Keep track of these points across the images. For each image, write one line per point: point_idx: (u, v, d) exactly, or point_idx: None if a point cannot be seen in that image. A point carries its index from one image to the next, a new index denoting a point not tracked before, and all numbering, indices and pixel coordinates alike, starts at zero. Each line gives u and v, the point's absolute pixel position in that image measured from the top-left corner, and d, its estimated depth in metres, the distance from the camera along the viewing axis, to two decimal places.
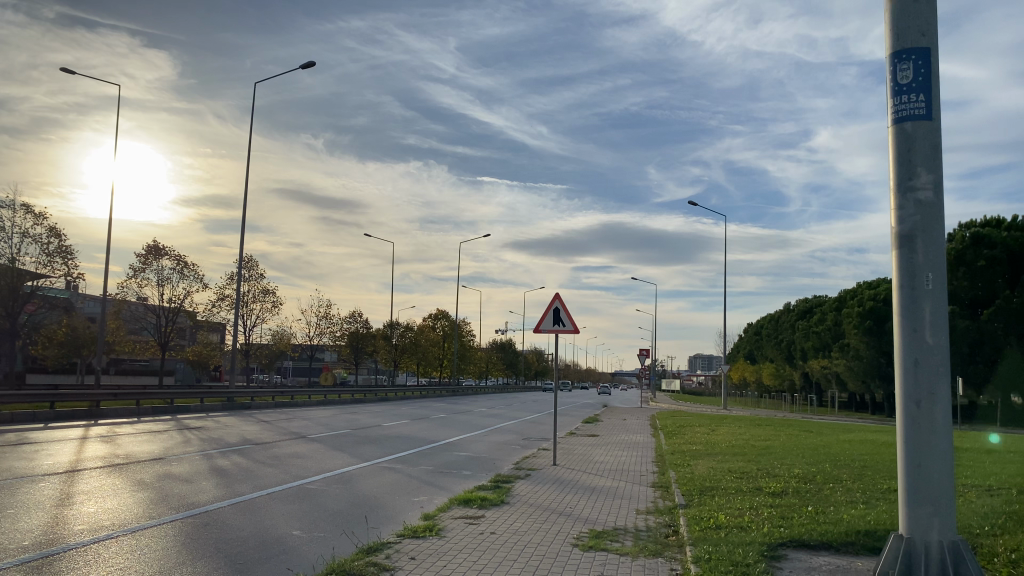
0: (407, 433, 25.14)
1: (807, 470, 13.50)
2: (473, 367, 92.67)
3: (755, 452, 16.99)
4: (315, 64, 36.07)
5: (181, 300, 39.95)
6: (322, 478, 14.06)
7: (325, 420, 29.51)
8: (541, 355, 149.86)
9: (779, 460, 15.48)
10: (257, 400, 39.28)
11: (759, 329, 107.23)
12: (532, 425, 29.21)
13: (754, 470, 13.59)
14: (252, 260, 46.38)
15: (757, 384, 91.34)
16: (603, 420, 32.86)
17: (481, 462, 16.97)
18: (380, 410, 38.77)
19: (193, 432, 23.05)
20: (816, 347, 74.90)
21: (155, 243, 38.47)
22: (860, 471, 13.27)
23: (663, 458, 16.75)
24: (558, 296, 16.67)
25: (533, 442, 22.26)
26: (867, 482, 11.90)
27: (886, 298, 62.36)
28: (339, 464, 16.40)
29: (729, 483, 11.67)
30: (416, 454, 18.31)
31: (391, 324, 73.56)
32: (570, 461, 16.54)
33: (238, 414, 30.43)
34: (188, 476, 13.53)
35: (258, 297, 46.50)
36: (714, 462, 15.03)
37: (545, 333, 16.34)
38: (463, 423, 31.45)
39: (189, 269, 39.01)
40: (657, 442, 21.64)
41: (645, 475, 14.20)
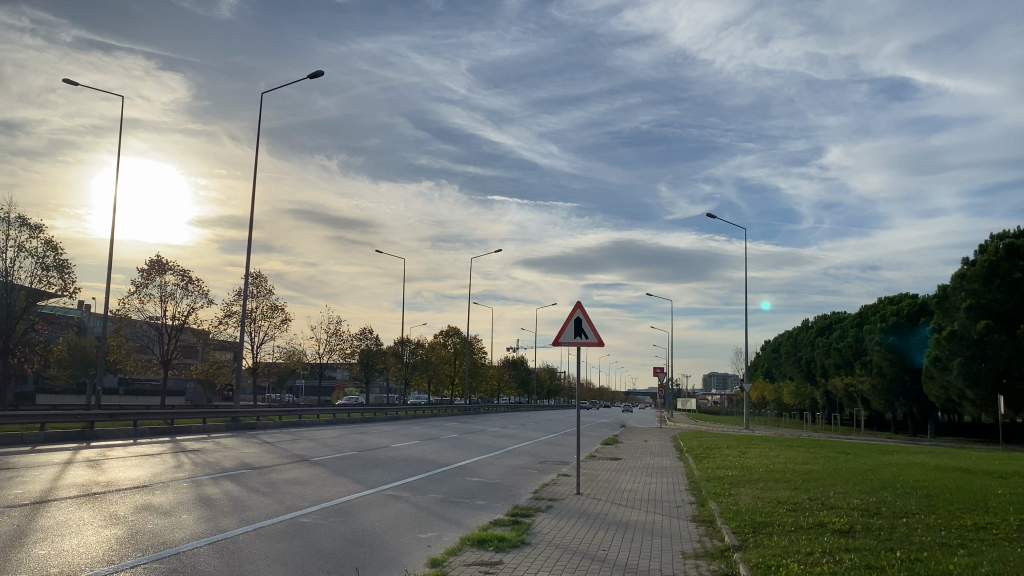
0: (418, 455, 23.61)
1: (866, 501, 12.04)
2: (486, 385, 91.08)
3: (800, 478, 15.48)
4: (322, 73, 34.85)
5: (185, 317, 38.54)
6: (319, 509, 12.56)
7: (332, 440, 28.03)
8: (553, 373, 147.97)
9: (829, 487, 13.93)
10: (263, 419, 37.80)
11: (777, 347, 105.37)
12: (549, 447, 27.69)
13: (808, 500, 12.11)
14: (260, 276, 45.07)
15: (774, 402, 89.19)
16: (623, 441, 31.32)
17: (495, 490, 15.45)
18: (390, 430, 37.21)
19: (188, 455, 21.56)
20: (837, 365, 72.85)
21: (158, 258, 37.23)
22: (931, 501, 11.79)
23: (698, 485, 15.16)
24: (580, 305, 15.20)
25: (550, 465, 20.67)
26: (945, 515, 10.40)
27: (909, 313, 60.52)
28: (339, 492, 14.81)
29: (786, 520, 10.20)
30: (425, 480, 16.76)
31: (402, 341, 72.25)
32: (595, 488, 14.98)
33: (242, 435, 28.99)
34: (169, 509, 11.97)
35: (266, 314, 45.11)
36: (756, 491, 13.55)
37: (566, 346, 14.81)
38: (475, 443, 29.83)
39: (194, 285, 37.68)
40: (686, 466, 20.03)
41: (681, 507, 12.67)
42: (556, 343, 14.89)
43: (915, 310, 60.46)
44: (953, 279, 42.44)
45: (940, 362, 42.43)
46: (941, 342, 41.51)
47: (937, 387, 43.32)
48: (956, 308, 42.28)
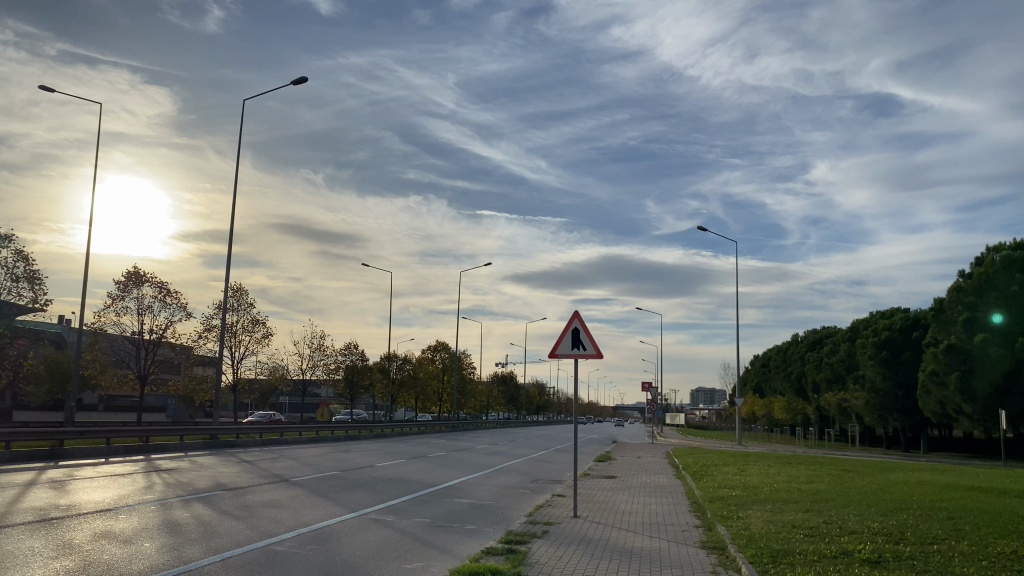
0: (403, 474, 22.60)
1: (887, 524, 11.20)
2: (474, 401, 89.84)
3: (809, 499, 14.62)
4: (307, 80, 34.00)
5: (163, 331, 37.39)
6: (296, 537, 11.53)
7: (315, 459, 26.98)
8: (541, 388, 146.68)
9: (844, 509, 13.04)
10: (244, 437, 36.62)
11: (767, 362, 104.97)
12: (541, 465, 26.69)
13: (825, 525, 11.26)
14: (241, 289, 43.99)
15: (764, 417, 88.55)
16: (616, 458, 30.38)
17: (486, 513, 14.47)
18: (374, 448, 36.13)
19: (160, 476, 20.42)
20: (829, 380, 72.26)
21: (135, 270, 36.12)
22: (956, 524, 10.98)
23: (702, 507, 14.22)
24: (578, 315, 14.33)
25: (542, 485, 19.71)
26: (977, 540, 9.60)
27: (901, 327, 60.01)
28: (319, 516, 13.78)
29: (805, 547, 9.36)
30: (412, 502, 15.78)
31: (389, 356, 71.10)
32: (594, 510, 14.04)
33: (221, 454, 27.84)
34: (130, 537, 10.93)
35: (248, 328, 43.95)
36: (767, 513, 12.64)
37: (563, 359, 13.95)
38: (463, 462, 28.76)
39: (173, 297, 36.55)
40: (685, 485, 19.14)
41: (686, 532, 11.75)
42: (552, 356, 14.03)
43: (907, 324, 60.03)
44: (949, 292, 41.95)
45: (936, 376, 41.81)
46: (937, 357, 40.93)
47: (933, 403, 42.72)
48: (951, 321, 41.76)
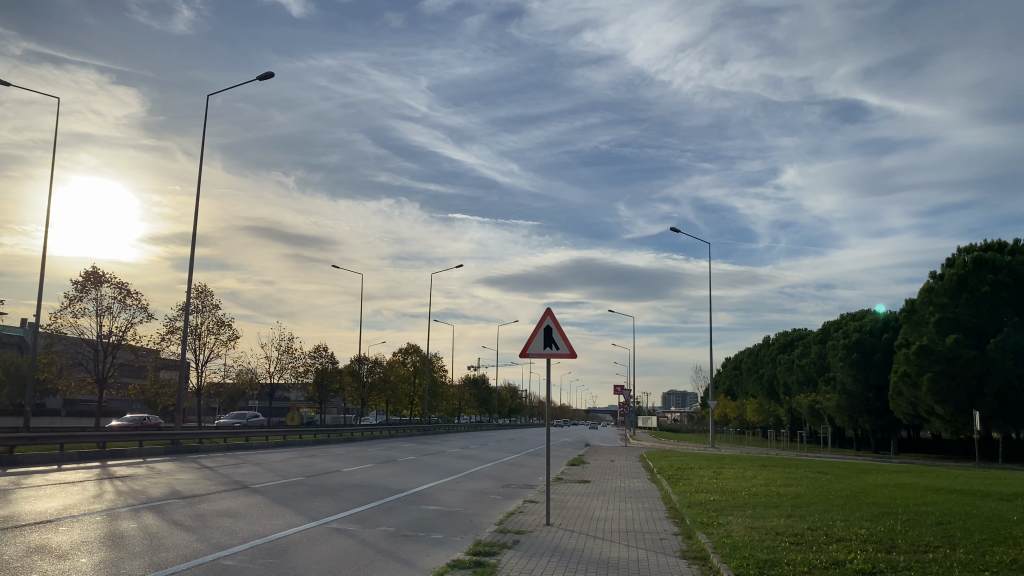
0: (370, 480, 21.80)
1: (873, 531, 10.69)
2: (446, 404, 88.93)
3: (790, 504, 14.12)
4: (274, 75, 33.14)
5: (123, 333, 36.17)
6: (250, 549, 10.75)
7: (279, 465, 26.06)
8: (514, 392, 145.78)
9: (828, 514, 12.49)
10: (207, 442, 35.54)
11: (738, 364, 105.43)
12: (513, 469, 26.07)
13: (810, 532, 10.69)
14: (206, 290, 42.84)
15: (736, 420, 88.54)
16: (589, 461, 29.84)
17: (454, 521, 13.76)
18: (343, 452, 35.17)
19: (113, 483, 19.49)
20: (800, 382, 72.42)
21: (94, 270, 34.91)
22: (943, 531, 10.53)
23: (680, 513, 13.63)
24: (550, 312, 13.71)
25: (514, 490, 19.05)
26: (970, 548, 9.12)
27: (871, 329, 60.18)
28: (277, 526, 12.99)
29: (792, 557, 8.81)
30: (376, 510, 15.03)
31: (359, 360, 70.03)
32: (568, 518, 13.40)
33: (181, 460, 26.83)
34: (66, 551, 10.09)
35: (212, 329, 42.77)
36: (747, 519, 12.09)
37: (534, 358, 13.29)
38: (434, 467, 27.99)
39: (133, 298, 35.38)
40: (660, 490, 18.56)
41: (665, 541, 11.12)
42: (523, 355, 13.37)
43: (878, 326, 60.20)
44: (920, 293, 41.98)
45: (908, 377, 41.79)
46: (910, 358, 40.92)
47: (905, 404, 42.72)
48: (923, 322, 41.80)
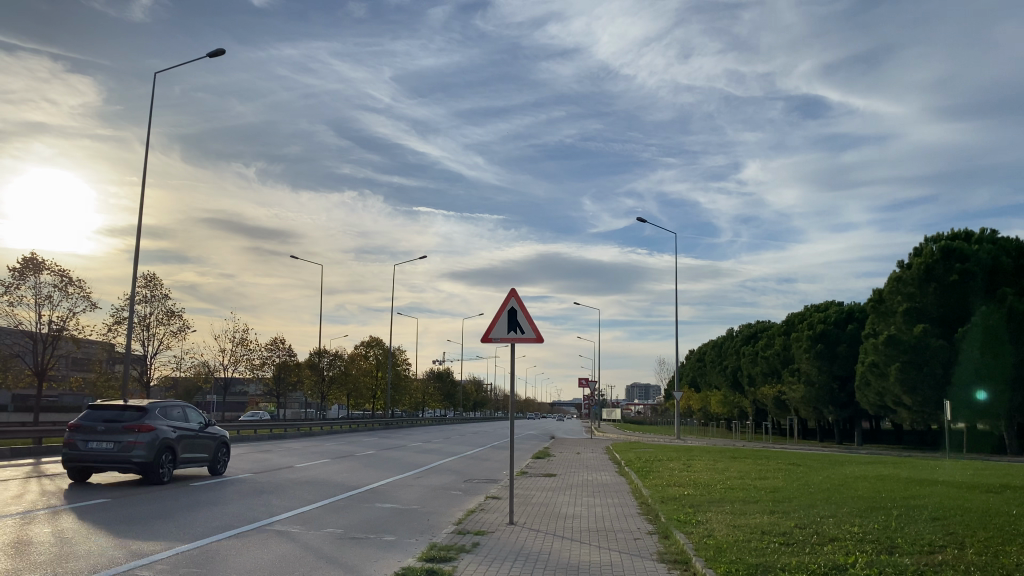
0: (322, 476, 20.49)
1: (867, 530, 9.74)
2: (409, 398, 87.37)
3: (772, 498, 13.20)
4: (226, 51, 31.49)
5: (64, 322, 34.31)
6: (174, 558, 9.49)
7: (229, 461, 24.62)
8: (479, 385, 144.40)
9: (812, 510, 11.57)
10: None
11: (702, 356, 105.52)
12: (476, 463, 24.90)
13: (802, 531, 9.73)
14: (155, 278, 41.03)
15: (700, 411, 88.37)
16: (555, 454, 28.78)
17: (408, 521, 12.62)
18: (299, 448, 33.64)
19: (41, 482, 17.98)
20: (764, 373, 72.22)
21: (33, 256, 33.05)
22: (940, 528, 9.64)
23: (653, 509, 12.61)
24: (515, 293, 12.60)
25: (475, 486, 17.92)
26: (978, 548, 8.18)
27: (836, 321, 59.96)
28: (210, 530, 11.73)
29: (786, 559, 7.85)
30: (325, 509, 13.79)
31: (319, 353, 68.31)
32: (533, 516, 12.33)
33: None
34: None
35: (162, 320, 40.97)
36: (729, 517, 11.11)
37: (498, 343, 12.20)
38: (393, 461, 26.69)
39: (76, 286, 33.56)
40: (631, 483, 17.57)
41: (638, 541, 10.10)
42: (486, 340, 12.26)
43: (842, 317, 60.11)
44: (888, 283, 41.66)
45: (876, 367, 41.47)
46: (878, 348, 40.59)
47: (873, 394, 42.39)
48: (891, 312, 41.52)
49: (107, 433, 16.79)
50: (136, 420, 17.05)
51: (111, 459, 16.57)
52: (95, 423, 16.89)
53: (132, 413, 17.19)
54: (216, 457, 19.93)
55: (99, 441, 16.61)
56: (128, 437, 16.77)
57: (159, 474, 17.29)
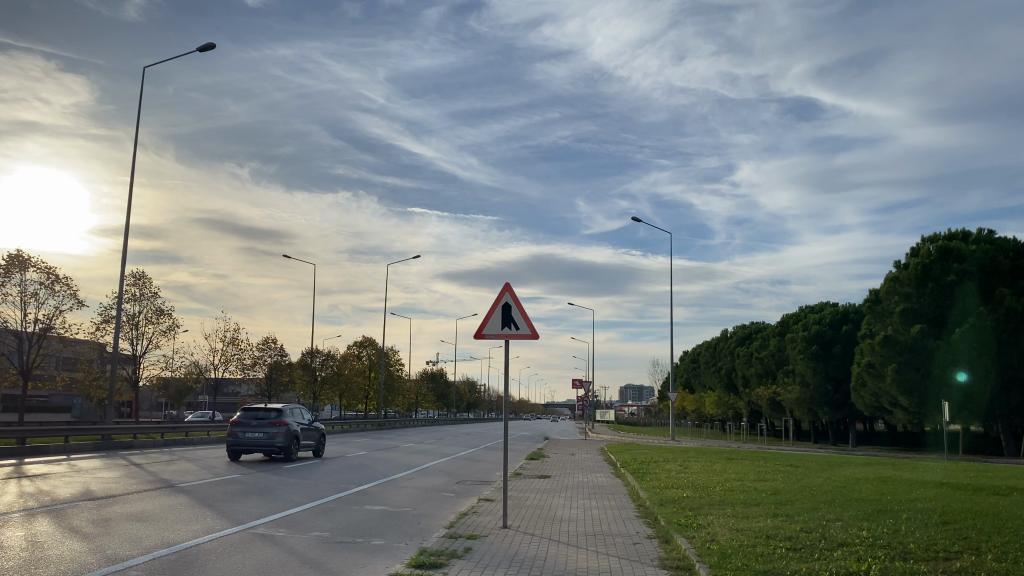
0: (311, 477, 20.03)
1: (876, 534, 9.33)
2: (401, 399, 86.88)
3: (773, 501, 12.77)
4: (216, 46, 31.04)
5: (50, 321, 33.75)
6: (152, 562, 9.05)
7: (217, 461, 24.17)
8: (472, 386, 144.01)
9: (818, 513, 11.16)
10: (141, 437, 33.32)
11: (696, 357, 105.31)
12: (469, 464, 24.46)
13: (809, 536, 9.31)
14: (144, 276, 40.44)
15: (695, 412, 88.04)
16: (550, 455, 28.33)
17: (397, 524, 12.14)
18: None
19: (23, 484, 17.51)
20: (759, 374, 71.95)
21: (18, 253, 32.51)
22: (951, 533, 9.24)
23: (652, 511, 12.22)
24: (509, 287, 12.18)
25: (469, 487, 17.48)
26: (997, 553, 7.79)
27: (831, 322, 59.68)
28: (191, 533, 11.28)
29: (794, 565, 7.49)
30: (312, 512, 13.34)
31: (311, 352, 67.74)
32: (527, 519, 11.88)
33: (109, 457, 24.69)
34: None
35: (151, 318, 40.39)
36: (730, 520, 10.69)
37: (491, 339, 11.78)
38: (384, 462, 26.24)
39: (63, 284, 33.01)
40: (628, 485, 17.15)
41: (638, 545, 9.67)
42: (479, 337, 11.83)
43: (837, 318, 59.82)
44: (885, 283, 41.36)
45: (872, 368, 41.17)
46: (874, 348, 40.31)
47: (869, 395, 42.10)
48: (888, 313, 41.21)
49: (257, 427, 25.64)
50: (276, 419, 25.67)
51: (263, 445, 25.19)
52: (250, 420, 25.51)
53: (274, 413, 25.78)
54: (317, 445, 28.53)
55: (254, 433, 25.52)
56: (274, 430, 25.37)
57: (291, 455, 25.86)
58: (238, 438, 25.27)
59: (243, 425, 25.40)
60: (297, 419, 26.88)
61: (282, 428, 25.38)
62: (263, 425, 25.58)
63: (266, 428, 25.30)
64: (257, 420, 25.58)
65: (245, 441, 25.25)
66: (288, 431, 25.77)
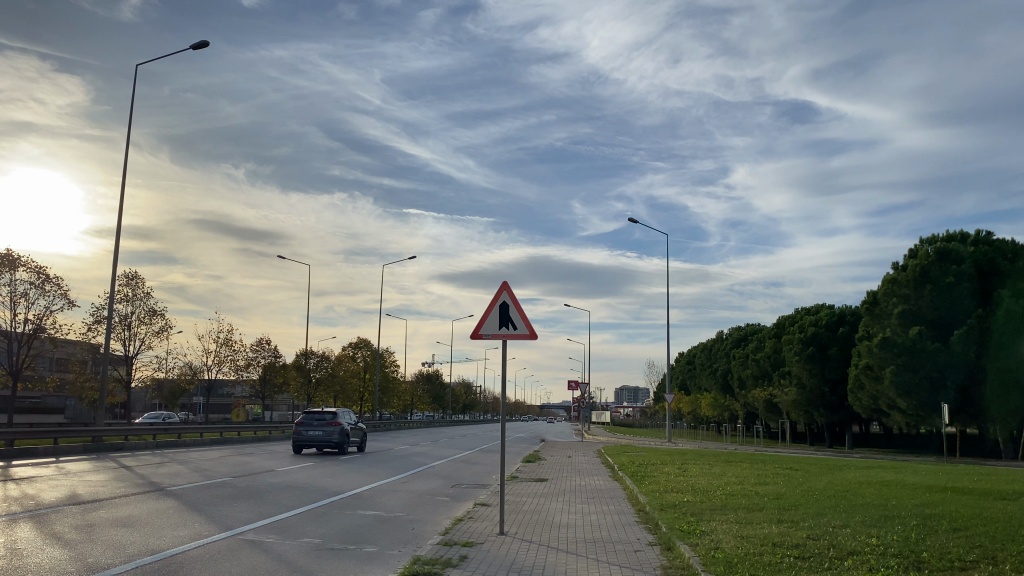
0: (304, 480, 19.71)
1: (886, 542, 9.02)
2: (396, 401, 86.53)
3: (777, 506, 12.46)
4: (209, 44, 30.72)
5: (41, 321, 33.32)
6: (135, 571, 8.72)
7: (208, 464, 23.80)
8: (468, 388, 143.66)
9: (823, 519, 10.85)
10: (133, 439, 32.94)
11: (692, 359, 105.14)
12: (464, 467, 24.16)
13: (818, 544, 8.99)
14: (136, 276, 40.04)
15: (691, 414, 87.82)
16: (546, 458, 28.04)
17: (390, 530, 11.81)
18: (284, 451, 32.81)
19: (8, 487, 17.15)
20: (755, 376, 71.76)
21: (9, 253, 32.10)
22: (963, 540, 8.94)
23: (652, 517, 11.90)
24: (507, 286, 11.85)
25: (465, 491, 17.15)
26: (1012, 563, 7.48)
27: (827, 323, 59.47)
28: (179, 540, 10.96)
29: None
30: (303, 517, 13.02)
31: (305, 354, 67.34)
32: (524, 525, 11.55)
33: (98, 459, 24.35)
34: None
35: (143, 319, 39.96)
36: (733, 527, 10.38)
37: (488, 340, 11.46)
38: (378, 465, 25.91)
39: (53, 284, 32.59)
40: (627, 489, 16.82)
41: (638, 553, 9.37)
42: (476, 337, 11.51)
43: (834, 320, 59.62)
44: (883, 285, 41.14)
45: (870, 370, 40.93)
46: (872, 350, 40.07)
47: (867, 397, 41.87)
48: (886, 314, 40.97)
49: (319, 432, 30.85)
50: (332, 418, 30.72)
51: (322, 440, 30.12)
52: (310, 420, 30.45)
53: (329, 414, 30.83)
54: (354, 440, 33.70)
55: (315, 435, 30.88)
56: (332, 427, 30.39)
57: (346, 448, 30.89)
58: (301, 436, 30.11)
59: (305, 424, 30.36)
60: (346, 419, 31.95)
61: (339, 424, 30.44)
62: (321, 423, 30.61)
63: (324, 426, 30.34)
64: (316, 419, 30.59)
65: (307, 438, 30.14)
66: (342, 428, 30.83)
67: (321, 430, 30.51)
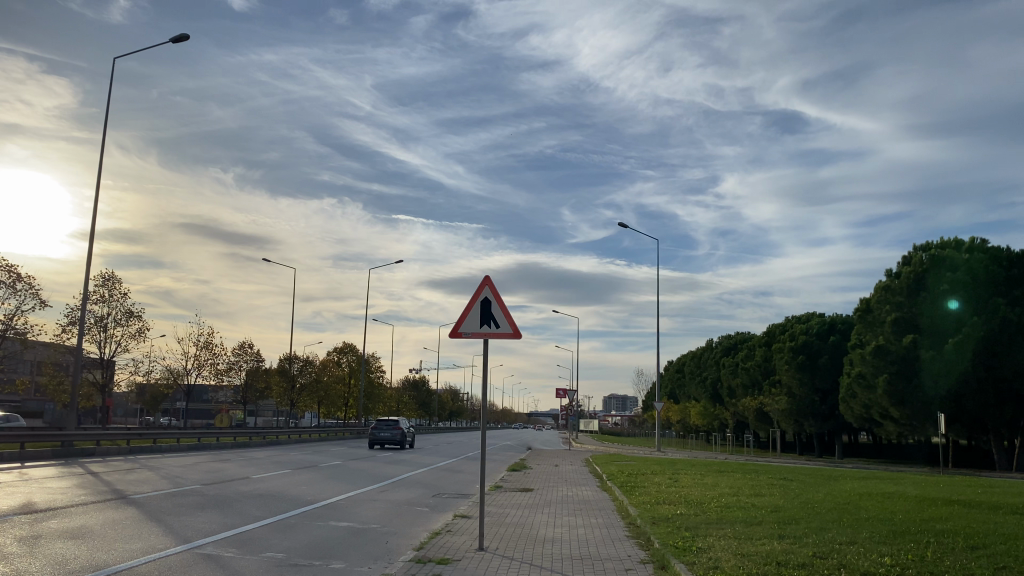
0: (278, 489, 18.82)
1: (901, 562, 8.25)
2: (383, 407, 85.47)
3: (776, 519, 11.72)
4: (189, 37, 29.79)
5: (12, 321, 32.25)
6: None
7: (181, 471, 22.82)
8: (455, 394, 142.76)
9: (830, 535, 10.05)
10: (106, 444, 31.89)
11: (681, 367, 104.56)
12: (447, 476, 23.28)
13: (827, 563, 8.20)
14: (114, 276, 39.02)
15: (680, 422, 87.17)
16: (533, 467, 27.14)
17: (362, 544, 10.97)
18: (264, 458, 31.77)
19: None
20: (745, 385, 71.15)
21: None
22: (986, 561, 8.16)
23: (644, 532, 11.10)
24: (489, 282, 11.05)
25: (445, 501, 16.32)
26: None
27: (817, 332, 58.94)
28: (130, 553, 10.11)
29: None
30: (269, 529, 12.16)
31: (290, 359, 66.24)
32: (506, 539, 10.71)
33: (66, 465, 23.33)
34: None
35: (121, 321, 38.97)
36: (733, 543, 9.57)
37: (468, 339, 10.66)
38: (358, 472, 25.03)
39: (25, 284, 31.53)
40: (616, 500, 16.00)
41: (629, 572, 8.57)
42: (455, 336, 10.70)
43: (824, 329, 59.00)
44: (876, 292, 40.61)
45: (862, 379, 40.33)
46: (865, 358, 39.49)
47: (859, 406, 41.23)
48: (880, 322, 40.40)
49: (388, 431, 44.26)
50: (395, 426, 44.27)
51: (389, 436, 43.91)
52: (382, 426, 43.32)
53: (394, 420, 42.47)
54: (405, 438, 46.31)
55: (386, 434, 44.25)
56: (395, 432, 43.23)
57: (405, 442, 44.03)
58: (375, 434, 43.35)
59: (376, 428, 41.94)
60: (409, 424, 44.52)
61: (400, 429, 41.96)
62: (388, 427, 42.40)
63: (391, 428, 41.70)
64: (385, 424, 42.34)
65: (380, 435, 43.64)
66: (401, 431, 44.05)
67: (389, 432, 42.29)
